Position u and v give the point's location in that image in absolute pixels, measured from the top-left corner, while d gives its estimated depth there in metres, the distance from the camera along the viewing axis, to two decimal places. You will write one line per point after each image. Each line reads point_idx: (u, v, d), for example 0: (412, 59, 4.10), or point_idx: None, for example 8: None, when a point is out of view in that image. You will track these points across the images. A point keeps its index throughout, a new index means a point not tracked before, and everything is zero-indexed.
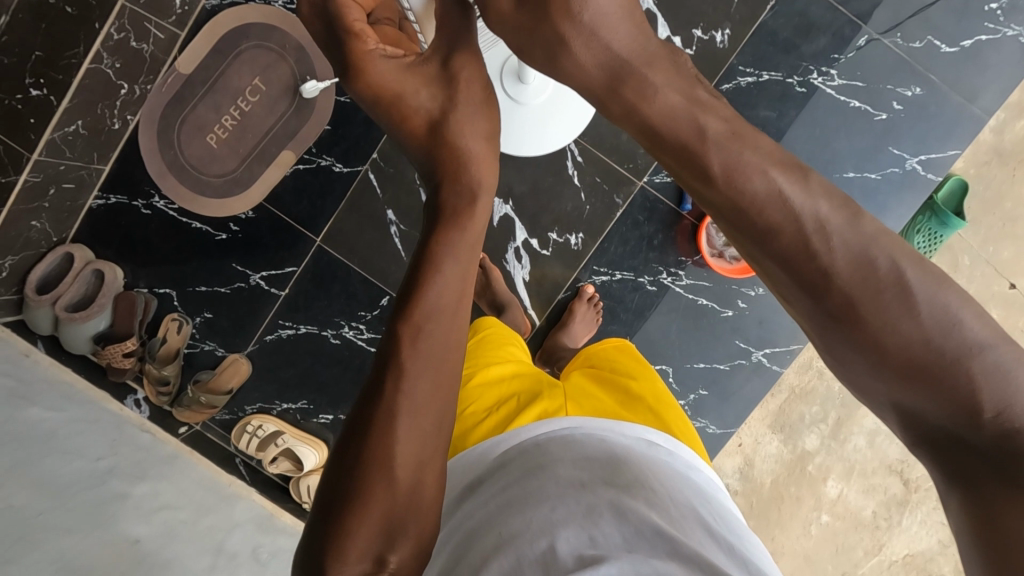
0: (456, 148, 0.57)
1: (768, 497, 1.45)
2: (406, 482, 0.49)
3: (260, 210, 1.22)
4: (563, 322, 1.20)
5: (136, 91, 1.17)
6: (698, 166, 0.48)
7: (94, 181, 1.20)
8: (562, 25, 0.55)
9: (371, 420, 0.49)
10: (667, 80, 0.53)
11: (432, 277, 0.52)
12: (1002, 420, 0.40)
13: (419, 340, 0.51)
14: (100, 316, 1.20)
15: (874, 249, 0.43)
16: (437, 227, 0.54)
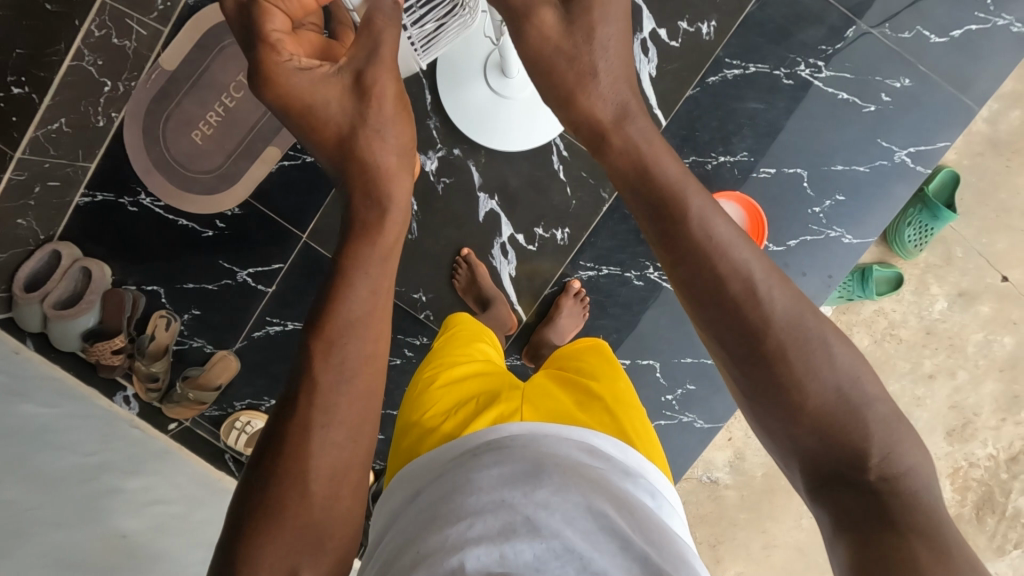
0: (364, 162, 0.56)
1: (759, 491, 1.45)
2: (320, 494, 0.51)
3: (246, 207, 1.22)
4: (549, 317, 1.20)
5: (119, 87, 1.17)
6: (677, 207, 0.52)
7: (80, 178, 1.20)
8: (580, 66, 0.58)
9: (286, 436, 0.51)
10: (653, 133, 0.56)
11: (343, 292, 0.53)
12: (884, 465, 0.48)
13: (330, 355, 0.52)
14: (89, 313, 1.21)
15: (804, 312, 0.50)
16: (348, 242, 0.54)
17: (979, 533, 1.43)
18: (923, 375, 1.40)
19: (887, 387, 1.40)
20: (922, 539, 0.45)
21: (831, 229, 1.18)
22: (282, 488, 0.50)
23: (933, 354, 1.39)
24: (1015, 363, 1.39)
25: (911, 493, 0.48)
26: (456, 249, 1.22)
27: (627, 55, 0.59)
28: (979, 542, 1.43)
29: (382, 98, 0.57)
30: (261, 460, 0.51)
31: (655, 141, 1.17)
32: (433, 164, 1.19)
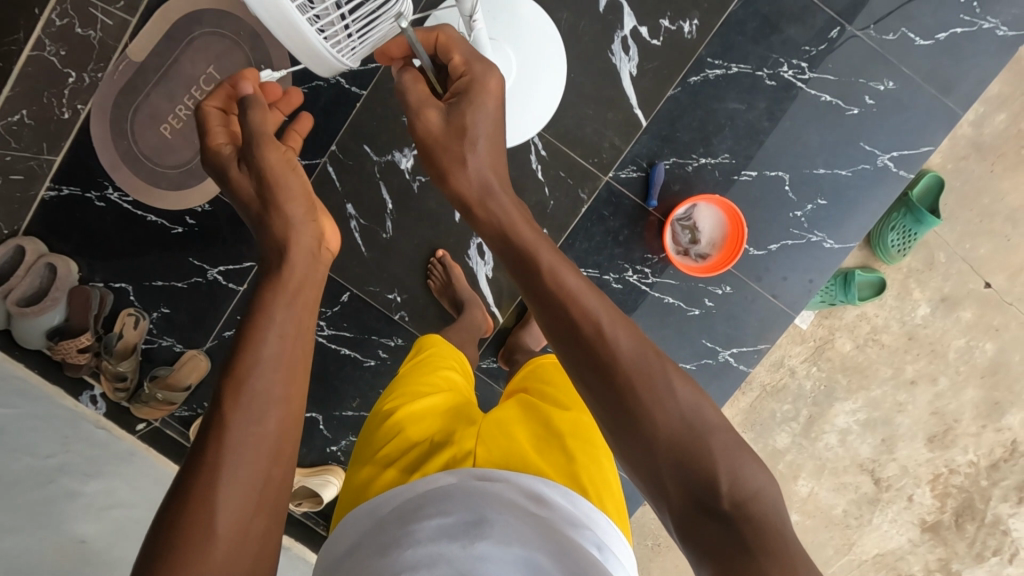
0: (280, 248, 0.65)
1: None
2: (226, 535, 0.50)
3: (217, 203, 1.20)
4: (526, 319, 1.18)
5: (85, 79, 1.14)
6: (533, 267, 0.61)
7: (45, 172, 1.17)
8: (461, 147, 0.68)
9: (193, 472, 0.52)
10: (512, 204, 0.67)
11: (259, 332, 0.58)
12: (733, 491, 0.49)
13: (239, 392, 0.55)
14: (54, 310, 1.17)
15: (648, 349, 0.55)
16: (262, 290, 0.62)
17: (958, 540, 1.42)
18: (905, 381, 1.38)
19: (868, 392, 1.39)
20: (772, 557, 0.44)
21: (813, 233, 1.16)
22: (194, 509, 0.50)
23: (915, 360, 1.38)
24: (996, 370, 1.37)
25: (765, 514, 0.48)
26: (432, 250, 1.19)
27: (498, 137, 0.70)
28: (957, 549, 1.43)
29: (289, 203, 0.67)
30: (167, 503, 0.51)
31: (634, 142, 1.15)
32: (408, 161, 1.17)
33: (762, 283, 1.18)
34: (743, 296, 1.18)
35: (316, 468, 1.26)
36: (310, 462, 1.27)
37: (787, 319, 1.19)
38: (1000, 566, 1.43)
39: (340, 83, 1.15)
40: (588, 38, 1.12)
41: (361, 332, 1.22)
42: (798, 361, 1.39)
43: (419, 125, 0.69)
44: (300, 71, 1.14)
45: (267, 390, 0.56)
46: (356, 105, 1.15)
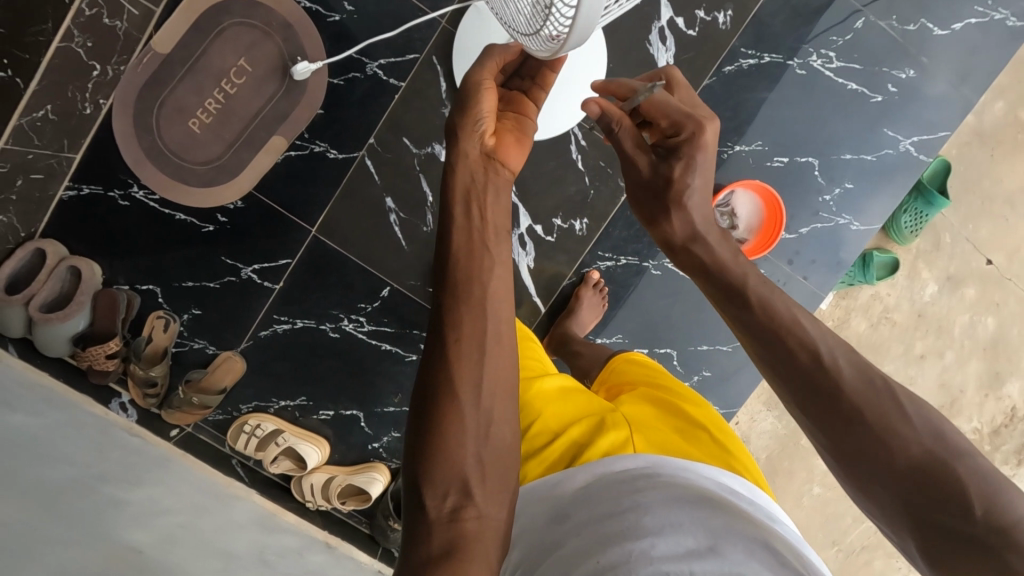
0: (483, 210, 0.66)
1: (763, 472, 1.48)
2: (472, 438, 0.60)
3: (249, 200, 1.16)
4: (569, 309, 1.19)
5: (108, 72, 1.07)
6: (740, 297, 0.66)
7: (63, 169, 1.11)
8: (676, 195, 0.71)
9: (435, 391, 0.61)
10: (719, 244, 0.71)
11: (470, 276, 0.64)
12: (989, 516, 0.52)
13: (461, 329, 0.62)
14: (79, 315, 1.12)
15: (873, 373, 0.60)
16: (456, 233, 0.66)
17: None
18: (915, 356, 1.46)
19: (882, 368, 1.46)
20: None
21: (840, 217, 1.21)
22: (443, 423, 0.60)
23: (924, 336, 1.45)
24: (996, 344, 1.47)
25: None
26: None
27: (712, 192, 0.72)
28: None
29: (461, 128, 0.68)
30: (419, 409, 0.61)
31: None
32: None
33: (793, 265, 1.22)
34: (773, 279, 1.22)
35: (357, 466, 1.25)
36: (352, 460, 1.26)
37: (817, 301, 1.23)
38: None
39: (378, 74, 1.13)
40: (625, 29, 1.13)
41: (401, 326, 1.22)
42: None
43: (630, 167, 0.74)
44: (337, 63, 1.11)
45: (476, 319, 0.63)
46: (395, 97, 1.14)
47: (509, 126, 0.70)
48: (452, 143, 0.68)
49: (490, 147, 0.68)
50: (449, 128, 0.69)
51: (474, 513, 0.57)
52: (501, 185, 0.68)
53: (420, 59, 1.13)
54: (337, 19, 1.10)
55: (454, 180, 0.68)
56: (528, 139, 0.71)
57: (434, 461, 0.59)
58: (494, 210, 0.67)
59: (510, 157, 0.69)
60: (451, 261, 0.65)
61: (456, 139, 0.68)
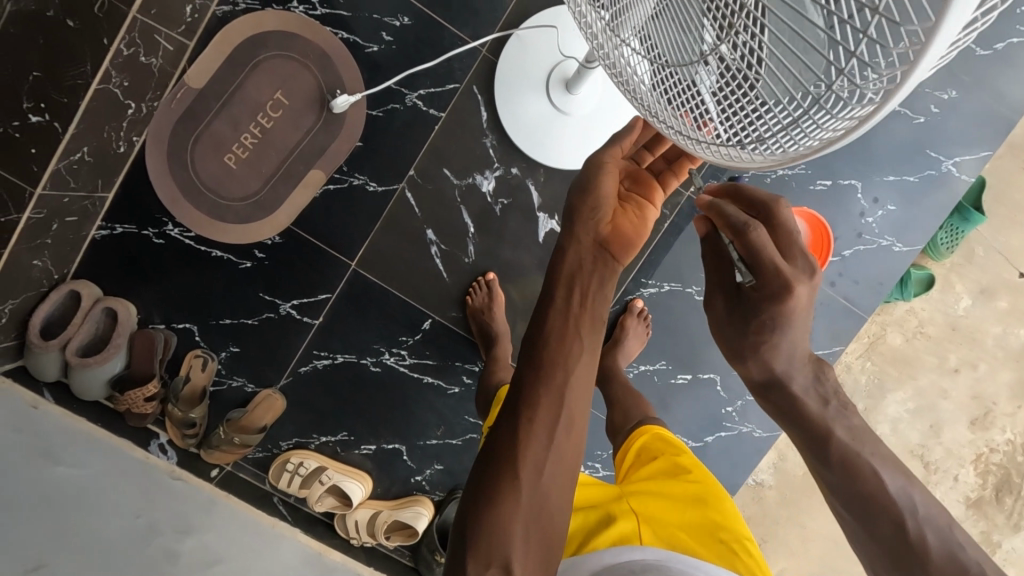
0: (584, 296, 0.72)
1: (800, 490, 1.44)
2: (524, 504, 0.63)
3: (288, 235, 1.13)
4: (615, 338, 1.17)
5: (143, 109, 1.04)
6: (824, 438, 0.59)
7: (97, 210, 1.08)
8: (758, 338, 0.59)
9: (501, 452, 0.65)
10: (804, 386, 0.61)
11: (549, 350, 0.69)
12: None
13: (535, 401, 0.67)
14: (116, 358, 1.09)
15: (962, 553, 0.53)
16: (548, 310, 0.72)
17: (998, 512, 1.47)
18: (949, 369, 1.42)
19: (916, 381, 1.43)
20: None
21: (882, 238, 1.20)
22: (502, 485, 0.63)
23: (956, 348, 1.42)
24: None
25: None
26: (481, 272, 1.16)
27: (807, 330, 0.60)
28: (997, 521, 1.47)
29: (580, 211, 0.73)
30: (482, 466, 0.65)
31: None
32: (490, 184, 1.14)
33: (834, 287, 1.22)
34: (816, 301, 1.22)
35: (401, 500, 1.22)
36: (395, 494, 1.23)
37: (859, 321, 1.23)
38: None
39: (417, 105, 1.11)
40: None
41: (443, 358, 1.19)
42: (852, 355, 1.42)
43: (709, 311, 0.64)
44: (376, 94, 1.10)
45: (554, 397, 0.67)
46: (435, 127, 1.12)
47: (628, 213, 0.73)
48: (570, 222, 0.74)
49: (603, 236, 0.72)
50: (571, 208, 0.74)
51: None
52: (607, 276, 0.73)
53: (460, 89, 1.11)
54: (375, 50, 1.09)
55: (563, 262, 0.73)
56: (646, 231, 0.73)
57: (483, 523, 0.62)
58: (595, 300, 0.72)
59: (622, 250, 0.73)
60: (542, 341, 0.70)
61: (573, 221, 0.74)
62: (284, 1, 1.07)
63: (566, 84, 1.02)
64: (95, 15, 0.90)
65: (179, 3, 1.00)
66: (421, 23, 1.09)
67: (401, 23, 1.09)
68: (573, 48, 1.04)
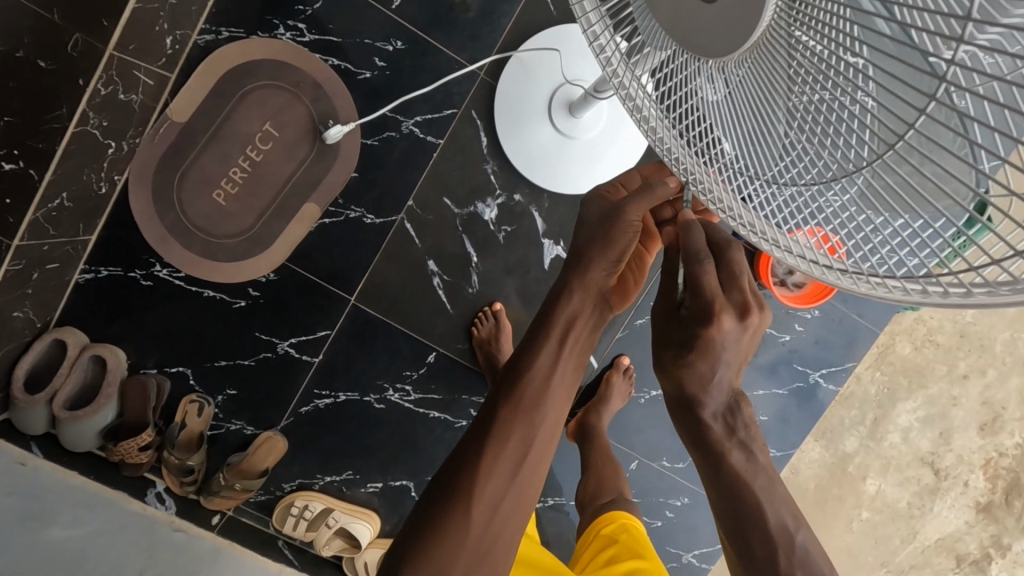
0: (574, 337, 0.69)
1: (812, 504, 1.41)
2: (475, 540, 0.61)
3: (283, 271, 1.08)
4: (600, 395, 1.13)
5: (124, 147, 0.99)
6: (716, 458, 0.57)
7: (79, 254, 1.03)
8: (676, 355, 0.57)
9: (462, 479, 0.63)
10: (713, 406, 0.57)
11: (526, 376, 0.67)
12: None
13: (504, 431, 0.64)
14: (109, 407, 1.04)
15: None
16: (534, 336, 0.69)
17: (1008, 516, 1.41)
18: (958, 376, 1.39)
19: (926, 390, 1.39)
20: None
21: None
22: (456, 516, 0.61)
23: (965, 355, 1.39)
24: None
25: None
26: (486, 302, 1.13)
27: (734, 361, 0.56)
28: (1007, 525, 1.41)
29: (595, 257, 0.66)
30: (441, 492, 0.63)
31: None
32: (492, 212, 1.11)
33: (846, 304, 1.34)
34: (827, 318, 1.33)
35: None
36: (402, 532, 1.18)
37: (868, 335, 1.35)
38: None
39: (414, 132, 1.08)
40: None
41: (450, 392, 1.15)
42: (863, 366, 1.38)
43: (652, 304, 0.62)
44: (370, 122, 1.07)
45: (524, 441, 0.65)
46: (433, 155, 1.09)
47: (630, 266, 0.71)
48: (579, 262, 0.67)
49: (609, 287, 0.69)
50: (580, 247, 0.67)
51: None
52: (599, 325, 0.70)
53: (458, 114, 1.08)
54: (368, 76, 1.06)
55: (567, 304, 0.68)
56: (641, 281, 0.72)
57: (428, 553, 0.60)
58: (583, 346, 0.70)
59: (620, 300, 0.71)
60: (526, 370, 0.67)
61: (585, 262, 0.66)
62: (270, 28, 1.04)
63: (569, 107, 0.99)
64: (71, 56, 0.83)
65: (159, 36, 0.96)
66: (414, 46, 1.06)
67: (394, 48, 1.06)
68: (575, 70, 1.01)
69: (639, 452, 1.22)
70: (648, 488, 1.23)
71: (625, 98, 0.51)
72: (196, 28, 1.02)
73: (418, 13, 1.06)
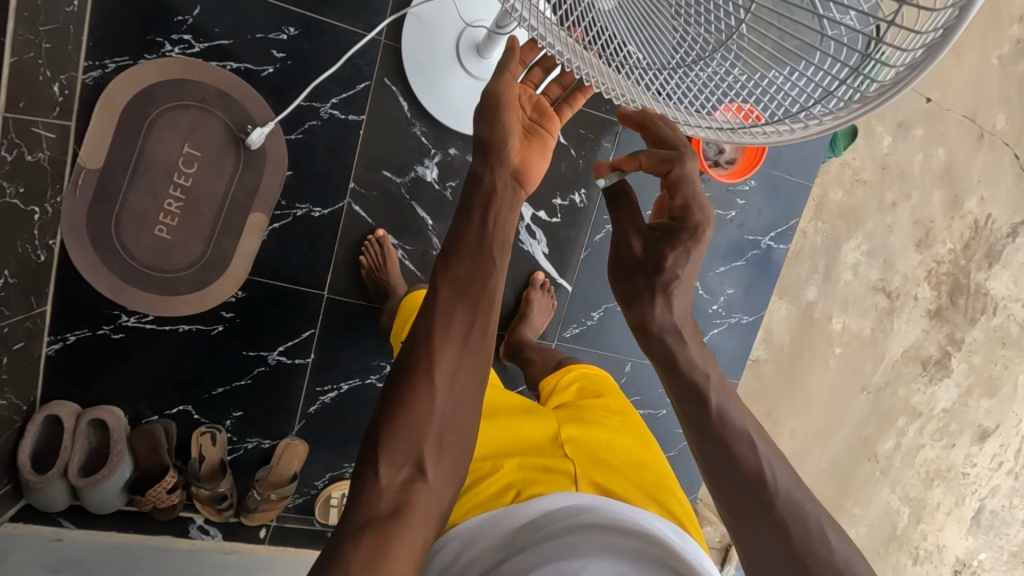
0: (492, 204, 0.61)
1: (790, 356, 1.56)
2: (441, 417, 0.55)
3: (249, 286, 1.09)
4: (522, 314, 1.19)
5: (49, 209, 0.96)
6: (690, 372, 0.58)
7: (40, 327, 1.01)
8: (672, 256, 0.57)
9: (411, 368, 0.56)
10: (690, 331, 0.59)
11: (456, 246, 0.61)
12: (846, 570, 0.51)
13: (442, 305, 0.58)
14: (124, 464, 1.05)
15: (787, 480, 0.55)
16: (463, 209, 0.62)
17: (956, 314, 1.57)
18: (888, 205, 1.51)
19: (864, 227, 1.51)
20: None
21: None
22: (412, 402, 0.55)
23: (891, 186, 1.50)
24: (951, 170, 1.51)
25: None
26: None
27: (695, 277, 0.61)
28: (956, 321, 1.57)
29: (488, 134, 0.61)
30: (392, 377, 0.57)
31: None
32: (433, 172, 1.13)
33: (778, 167, 1.42)
34: (763, 187, 1.42)
35: None
36: None
37: (804, 191, 1.44)
38: (989, 322, 1.57)
39: (335, 115, 1.08)
40: None
41: None
42: (806, 221, 1.49)
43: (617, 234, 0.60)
44: (289, 117, 1.05)
45: (469, 315, 0.58)
46: (360, 132, 1.09)
47: (530, 143, 0.63)
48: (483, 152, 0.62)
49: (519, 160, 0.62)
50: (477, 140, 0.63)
51: (424, 489, 0.53)
52: (519, 206, 0.63)
53: (372, 85, 1.08)
54: (272, 71, 1.04)
55: (477, 176, 0.62)
56: (547, 161, 0.64)
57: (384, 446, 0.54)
58: (508, 223, 0.62)
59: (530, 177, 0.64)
60: (456, 247, 0.61)
61: (487, 143, 0.62)
62: (155, 48, 0.99)
63: (476, 51, 1.00)
64: None
65: (44, 84, 0.89)
66: (309, 29, 1.04)
67: (288, 35, 1.04)
68: (473, 12, 0.99)
69: (629, 354, 1.31)
70: (645, 383, 1.33)
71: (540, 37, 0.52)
72: (80, 67, 0.97)
73: None
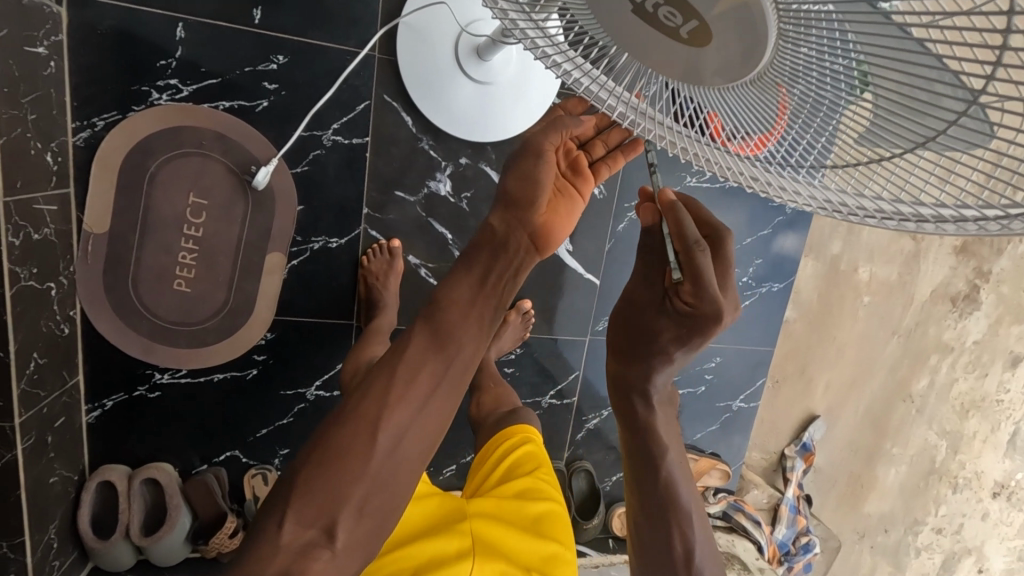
0: (488, 261, 0.60)
1: (819, 312, 1.54)
2: (377, 467, 0.52)
3: (278, 327, 1.07)
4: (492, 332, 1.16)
5: (64, 282, 0.94)
6: (642, 420, 0.69)
7: (77, 398, 1.00)
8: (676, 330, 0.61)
9: (360, 412, 0.54)
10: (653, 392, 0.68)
11: (438, 301, 0.60)
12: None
13: (405, 361, 0.57)
14: (182, 515, 1.05)
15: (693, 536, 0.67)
16: (461, 261, 0.62)
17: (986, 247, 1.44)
18: None
19: None
20: None
21: None
22: (351, 444, 0.52)
23: None
24: None
25: None
26: None
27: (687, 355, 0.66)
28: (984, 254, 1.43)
29: (510, 189, 0.61)
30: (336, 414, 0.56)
31: None
32: (446, 185, 1.09)
33: None
34: None
35: None
36: None
37: None
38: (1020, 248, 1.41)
39: (338, 141, 1.03)
40: None
41: None
42: None
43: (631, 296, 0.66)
44: (293, 151, 1.01)
45: (435, 376, 0.57)
46: (367, 155, 1.04)
47: (559, 197, 0.62)
48: (502, 207, 0.61)
49: (533, 223, 0.60)
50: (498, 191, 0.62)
51: (327, 558, 0.50)
52: (524, 269, 0.62)
53: (372, 104, 1.03)
54: (267, 104, 0.99)
55: (485, 228, 0.62)
56: (572, 226, 0.63)
57: (303, 492, 0.51)
58: (507, 284, 0.61)
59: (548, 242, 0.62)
60: (436, 305, 0.59)
61: (509, 199, 0.61)
62: (142, 98, 0.94)
63: (475, 55, 0.93)
64: None
65: (37, 157, 0.85)
66: (299, 54, 0.98)
67: (278, 64, 0.98)
68: (468, 13, 0.93)
69: None
70: None
71: (580, 90, 0.49)
72: (68, 130, 0.92)
73: (286, 16, 0.96)
